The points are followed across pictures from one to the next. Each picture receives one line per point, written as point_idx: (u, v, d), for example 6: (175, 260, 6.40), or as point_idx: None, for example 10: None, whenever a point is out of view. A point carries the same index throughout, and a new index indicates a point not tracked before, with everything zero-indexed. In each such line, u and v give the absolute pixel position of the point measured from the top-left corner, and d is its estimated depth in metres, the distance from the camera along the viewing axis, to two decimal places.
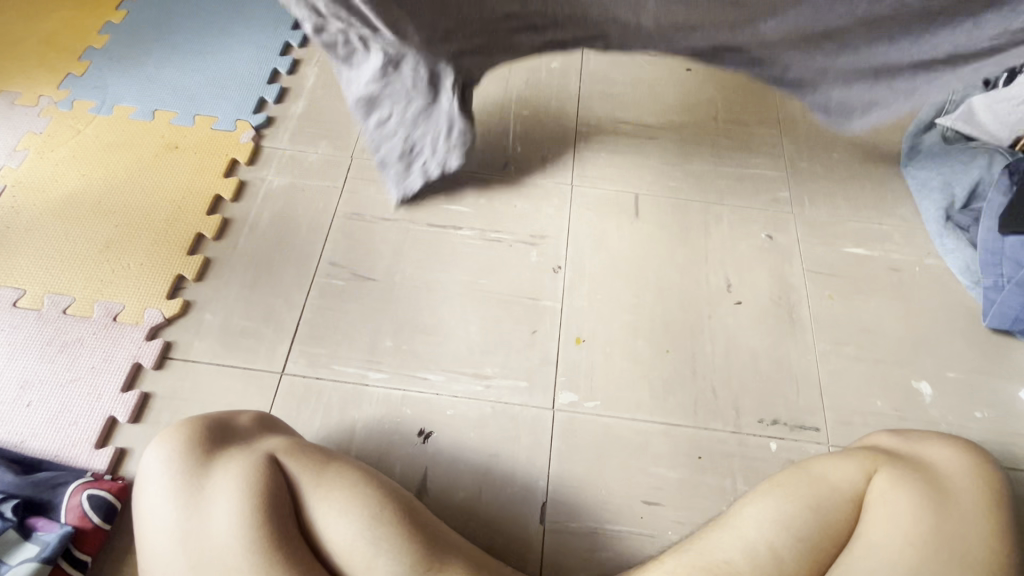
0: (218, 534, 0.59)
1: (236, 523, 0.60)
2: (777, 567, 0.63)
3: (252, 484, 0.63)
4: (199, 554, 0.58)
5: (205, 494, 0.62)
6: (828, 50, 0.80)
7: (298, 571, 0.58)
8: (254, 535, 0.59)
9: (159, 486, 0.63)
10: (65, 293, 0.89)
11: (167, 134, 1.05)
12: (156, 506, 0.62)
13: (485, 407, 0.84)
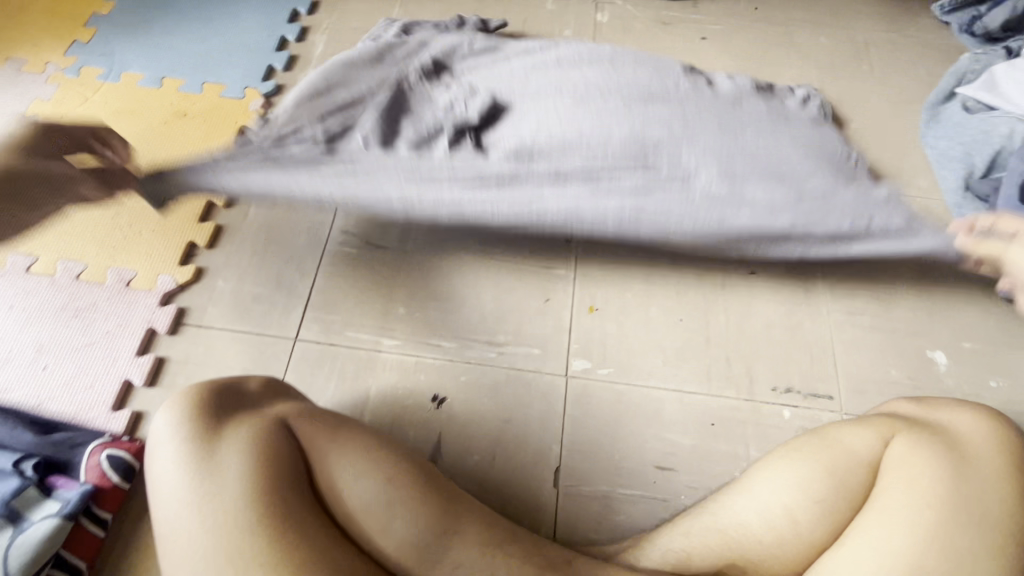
0: (230, 495, 0.58)
1: (248, 482, 0.59)
2: (793, 529, 0.65)
3: (265, 445, 0.62)
4: (211, 515, 0.57)
5: (215, 453, 0.60)
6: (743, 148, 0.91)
7: (315, 531, 0.58)
8: (269, 494, 0.59)
9: (167, 450, 0.61)
10: (78, 259, 0.89)
11: (176, 101, 1.04)
12: (165, 470, 0.60)
13: (498, 373, 0.84)
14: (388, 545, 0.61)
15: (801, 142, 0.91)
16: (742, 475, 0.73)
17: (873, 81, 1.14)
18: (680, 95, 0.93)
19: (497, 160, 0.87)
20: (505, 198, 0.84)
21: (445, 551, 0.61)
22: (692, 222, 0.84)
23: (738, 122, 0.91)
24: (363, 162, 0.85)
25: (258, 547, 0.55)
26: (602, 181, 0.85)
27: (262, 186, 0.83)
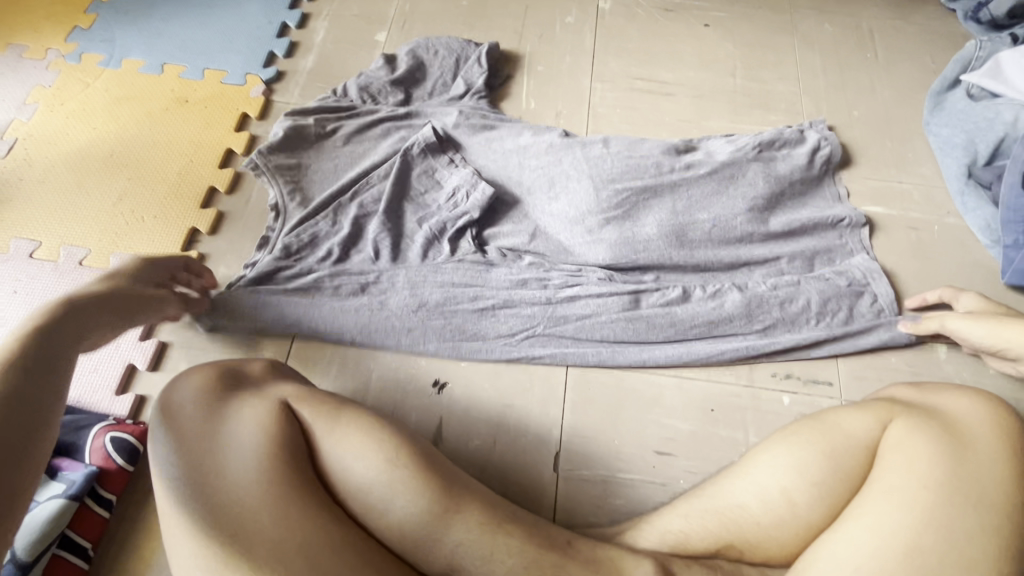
0: (235, 477, 0.59)
1: (252, 464, 0.60)
2: (791, 511, 0.66)
3: (267, 427, 0.63)
4: (217, 496, 0.58)
5: (219, 437, 0.62)
6: (742, 237, 0.91)
7: (315, 510, 0.59)
8: (272, 475, 0.60)
9: (171, 433, 0.62)
10: (81, 245, 0.89)
11: (177, 88, 1.04)
12: (167, 452, 0.61)
13: (498, 358, 0.85)
14: (390, 524, 0.61)
15: (790, 224, 0.92)
16: (740, 459, 0.74)
17: (877, 68, 1.13)
18: (675, 184, 0.93)
19: (499, 267, 0.89)
20: (512, 326, 0.85)
21: (447, 529, 0.61)
22: (694, 351, 0.84)
23: (733, 212, 0.92)
24: (371, 301, 0.86)
25: (262, 526, 0.57)
26: (602, 299, 0.86)
27: (275, 314, 0.84)
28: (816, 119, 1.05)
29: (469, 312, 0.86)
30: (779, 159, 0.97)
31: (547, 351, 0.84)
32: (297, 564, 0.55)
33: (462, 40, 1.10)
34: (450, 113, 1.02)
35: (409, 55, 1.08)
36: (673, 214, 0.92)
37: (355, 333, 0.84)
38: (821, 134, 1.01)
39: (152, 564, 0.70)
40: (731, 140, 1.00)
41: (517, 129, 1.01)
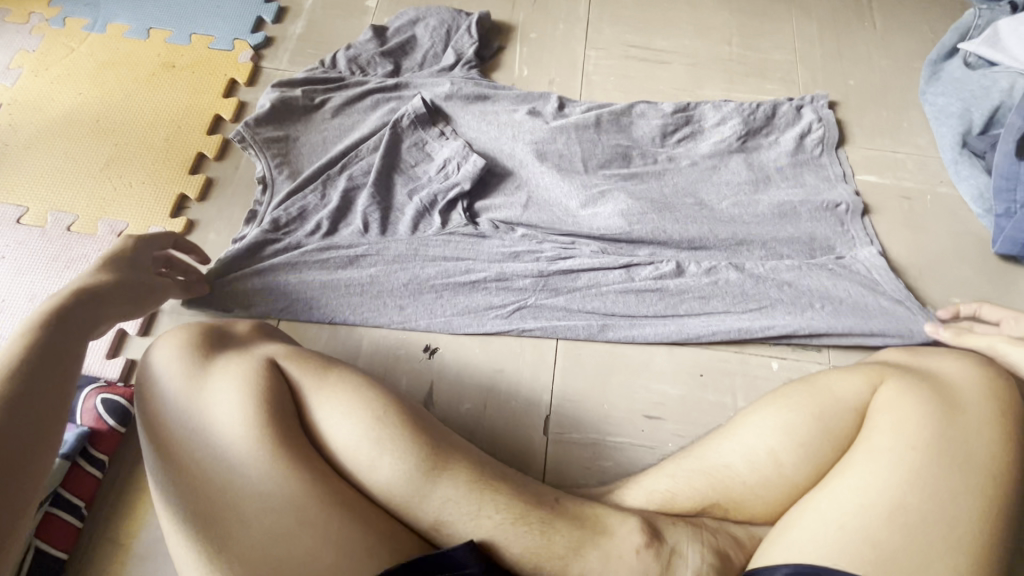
0: (223, 431, 0.61)
1: (238, 422, 0.61)
2: (778, 471, 0.66)
3: (252, 384, 0.63)
4: (210, 448, 0.61)
5: (205, 396, 0.63)
6: (736, 210, 0.91)
7: (303, 468, 0.60)
8: (257, 433, 0.61)
9: (163, 387, 0.64)
10: (68, 211, 0.88)
11: (163, 53, 1.02)
12: (161, 406, 0.63)
13: (488, 327, 0.84)
14: (376, 480, 0.62)
15: (786, 206, 0.91)
16: (728, 422, 0.74)
17: (875, 37, 1.11)
18: (659, 172, 0.94)
19: (491, 240, 0.89)
20: (503, 299, 0.85)
21: (433, 487, 0.62)
22: (686, 330, 0.84)
23: (717, 195, 0.92)
24: (360, 274, 0.86)
25: (250, 480, 0.59)
26: (594, 274, 0.86)
27: (264, 287, 0.84)
28: (817, 94, 1.03)
29: (460, 286, 0.86)
30: (764, 147, 0.97)
31: (541, 323, 0.84)
32: (283, 522, 0.58)
33: (451, 10, 1.07)
34: (438, 85, 1.00)
35: (400, 24, 1.06)
36: (662, 192, 0.92)
37: (348, 306, 0.85)
38: (818, 111, 1.01)
39: (145, 523, 0.70)
40: (722, 121, 0.99)
41: (509, 108, 0.99)
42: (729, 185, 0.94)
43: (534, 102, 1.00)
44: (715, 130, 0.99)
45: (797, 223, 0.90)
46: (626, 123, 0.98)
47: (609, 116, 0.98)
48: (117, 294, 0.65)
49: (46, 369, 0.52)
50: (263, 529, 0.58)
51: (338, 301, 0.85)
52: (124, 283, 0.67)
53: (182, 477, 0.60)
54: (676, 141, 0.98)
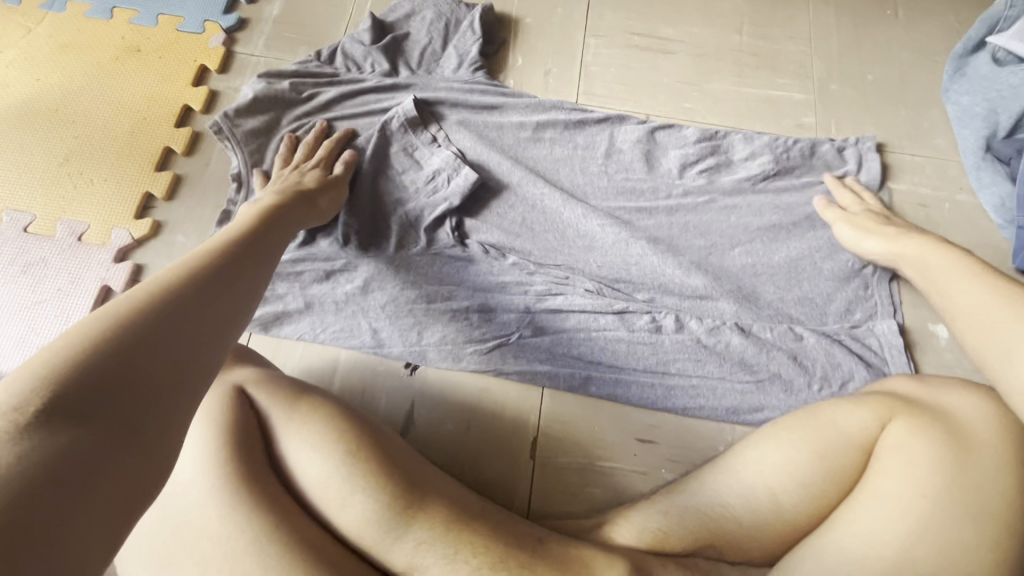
0: (182, 473, 0.56)
1: (199, 462, 0.57)
2: (776, 511, 0.62)
3: (216, 416, 0.59)
4: (169, 495, 0.56)
5: None
6: (744, 251, 0.85)
7: (269, 507, 0.55)
8: (223, 470, 0.56)
9: None
10: (25, 210, 0.82)
11: (129, 35, 0.94)
12: None
13: (468, 363, 0.78)
14: (345, 520, 0.57)
15: (800, 261, 0.85)
16: (723, 454, 0.71)
17: (896, 26, 1.03)
18: (673, 208, 0.88)
19: (478, 266, 0.83)
20: (485, 333, 0.80)
21: (406, 526, 0.57)
22: (673, 398, 0.77)
23: (730, 242, 0.86)
24: (336, 290, 0.81)
25: (211, 522, 0.54)
26: (584, 316, 0.81)
27: None
28: (864, 135, 0.94)
29: (440, 314, 0.80)
30: (797, 189, 0.90)
31: (522, 359, 0.79)
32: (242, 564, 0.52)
33: (450, 1, 0.99)
34: (438, 94, 0.92)
35: (408, 18, 0.98)
36: (670, 229, 0.87)
37: (319, 327, 0.80)
38: (862, 155, 0.92)
39: None
40: (749, 158, 0.91)
41: (515, 137, 0.91)
42: (750, 230, 0.87)
43: (545, 121, 0.91)
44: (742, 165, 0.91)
45: (812, 281, 0.84)
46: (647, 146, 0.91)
47: (630, 138, 0.91)
48: (251, 258, 0.54)
49: (173, 318, 0.41)
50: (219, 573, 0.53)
51: (310, 318, 0.80)
52: (236, 249, 0.53)
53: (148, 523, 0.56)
54: (699, 170, 0.90)
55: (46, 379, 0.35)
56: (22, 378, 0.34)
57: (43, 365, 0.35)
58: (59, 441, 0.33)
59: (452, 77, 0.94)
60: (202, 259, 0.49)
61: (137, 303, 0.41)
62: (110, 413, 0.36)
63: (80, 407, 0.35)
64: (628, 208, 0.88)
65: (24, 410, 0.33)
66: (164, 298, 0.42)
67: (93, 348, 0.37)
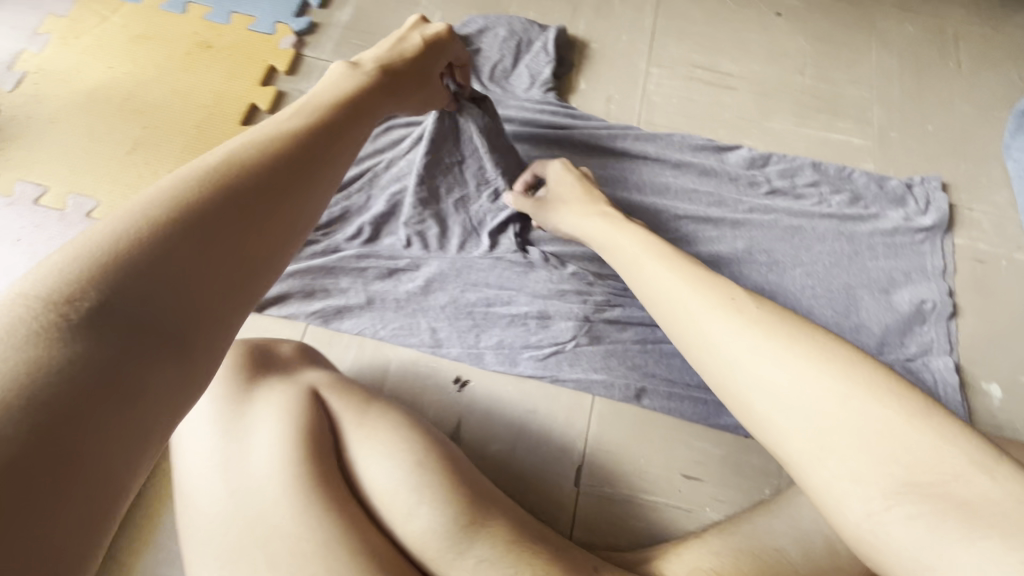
0: (256, 469, 0.56)
1: (277, 463, 0.56)
2: (834, 562, 0.61)
3: (293, 416, 0.59)
4: (239, 489, 0.55)
5: (249, 432, 0.58)
6: (801, 281, 0.85)
7: (340, 512, 0.55)
8: (302, 470, 0.56)
9: (201, 418, 0.59)
10: (90, 196, 0.83)
11: (201, 31, 0.96)
12: (196, 437, 0.58)
13: (526, 367, 0.79)
14: (408, 532, 0.57)
15: (857, 289, 0.85)
16: (773, 499, 0.70)
17: (958, 79, 1.03)
18: (738, 222, 0.88)
19: (538, 273, 0.82)
20: (541, 339, 0.80)
21: (470, 542, 0.56)
22: (724, 416, 0.78)
23: (792, 261, 0.87)
24: (398, 288, 0.80)
25: (280, 520, 0.53)
26: (642, 328, 0.81)
27: (298, 287, 0.80)
28: (929, 174, 0.95)
29: (497, 318, 0.80)
30: (860, 232, 0.89)
31: (579, 368, 0.79)
32: (311, 568, 0.51)
33: (523, 21, 1.00)
34: (508, 113, 0.92)
35: (485, 30, 0.99)
36: (732, 254, 0.86)
37: (378, 324, 0.79)
38: (929, 193, 0.92)
39: (149, 542, 0.68)
40: (813, 185, 0.92)
41: (580, 153, 0.90)
42: (804, 270, 0.86)
43: (611, 138, 0.92)
44: (803, 201, 0.91)
45: (868, 329, 0.83)
46: (710, 168, 0.92)
47: (690, 159, 0.92)
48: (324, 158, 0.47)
49: (225, 225, 0.36)
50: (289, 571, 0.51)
51: (371, 314, 0.80)
52: (302, 148, 0.46)
53: (217, 521, 0.54)
54: (764, 192, 0.91)
55: (88, 275, 0.30)
56: (65, 270, 0.30)
57: (81, 261, 0.30)
58: (100, 347, 0.28)
59: (523, 96, 0.95)
60: (259, 153, 0.42)
61: (187, 202, 0.36)
62: (152, 313, 0.31)
63: (122, 309, 0.30)
64: (690, 228, 0.87)
65: (69, 305, 0.28)
66: (213, 198, 0.37)
67: (139, 242, 0.32)
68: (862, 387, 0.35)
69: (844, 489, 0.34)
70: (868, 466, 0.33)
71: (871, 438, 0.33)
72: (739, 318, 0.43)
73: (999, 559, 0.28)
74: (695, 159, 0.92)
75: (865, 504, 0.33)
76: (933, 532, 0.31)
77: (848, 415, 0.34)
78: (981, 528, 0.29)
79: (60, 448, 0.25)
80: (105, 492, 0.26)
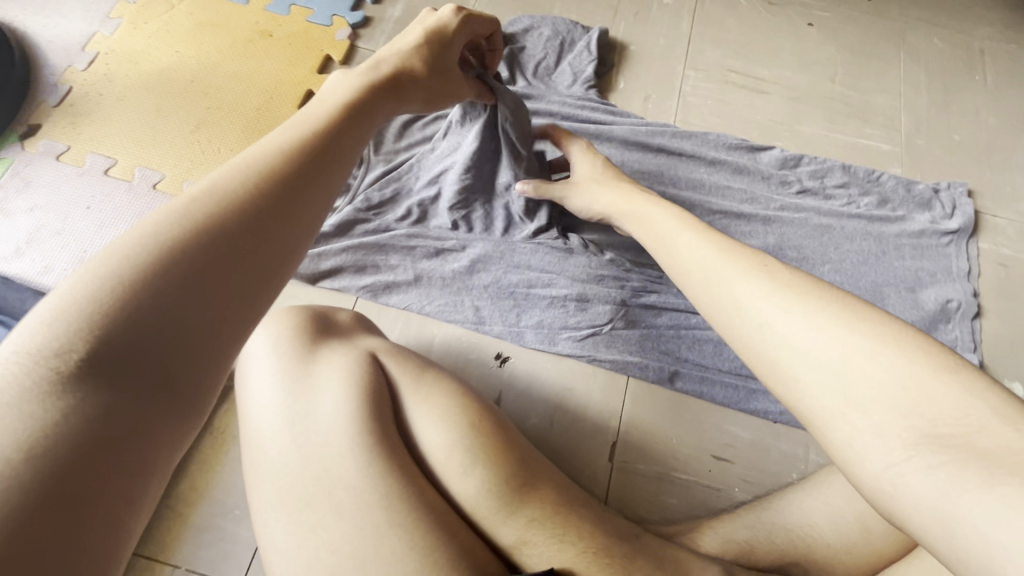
0: (322, 422, 0.59)
1: (342, 418, 0.59)
2: (865, 537, 0.63)
3: (356, 375, 0.63)
4: (304, 440, 0.58)
5: (314, 388, 0.61)
6: (830, 277, 0.88)
7: (399, 465, 0.59)
8: (365, 425, 0.59)
9: (268, 372, 0.63)
10: (156, 169, 0.88)
11: (262, 21, 1.01)
12: (263, 390, 0.62)
13: (564, 346, 0.82)
14: (460, 490, 0.60)
15: (884, 287, 0.88)
16: (803, 480, 0.72)
17: (984, 92, 1.07)
18: (771, 218, 0.91)
19: (577, 259, 0.85)
20: (579, 321, 0.83)
21: (520, 503, 0.60)
22: (754, 401, 0.81)
23: (822, 257, 0.90)
24: (444, 267, 0.85)
25: (346, 471, 0.57)
26: (676, 314, 0.84)
27: (350, 262, 0.84)
28: (955, 181, 0.98)
29: (538, 300, 0.84)
30: (888, 232, 0.92)
31: (615, 348, 0.82)
32: (374, 516, 0.54)
33: (567, 22, 1.05)
34: (552, 107, 0.96)
35: (531, 29, 1.04)
36: (764, 248, 0.90)
37: (424, 300, 0.83)
38: (955, 199, 0.95)
39: (204, 494, 0.72)
40: (843, 187, 0.96)
41: (620, 147, 0.94)
42: (832, 266, 0.89)
43: (649, 135, 0.96)
44: (832, 201, 0.95)
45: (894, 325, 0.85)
46: (744, 166, 0.95)
47: (725, 158, 0.95)
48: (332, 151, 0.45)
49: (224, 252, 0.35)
50: (351, 519, 0.54)
51: (418, 291, 0.84)
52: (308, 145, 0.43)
53: (282, 467, 0.58)
54: (795, 191, 0.95)
55: (81, 325, 0.30)
56: (56, 322, 0.30)
57: (78, 306, 0.30)
58: (97, 399, 0.29)
59: (566, 92, 0.99)
60: (260, 167, 0.40)
61: (177, 233, 0.34)
62: (146, 360, 0.30)
63: (115, 357, 0.30)
64: (725, 222, 0.90)
65: (64, 358, 0.29)
66: (209, 225, 0.35)
67: (127, 284, 0.31)
68: (898, 347, 0.35)
69: (865, 443, 0.33)
70: (887, 417, 0.33)
71: (895, 391, 0.33)
72: (771, 283, 0.43)
73: (1017, 507, 0.28)
74: (730, 157, 0.96)
75: (885, 454, 0.32)
76: (950, 482, 0.30)
77: (877, 367, 0.35)
78: (1002, 475, 0.29)
79: (66, 506, 0.26)
80: (112, 540, 0.28)
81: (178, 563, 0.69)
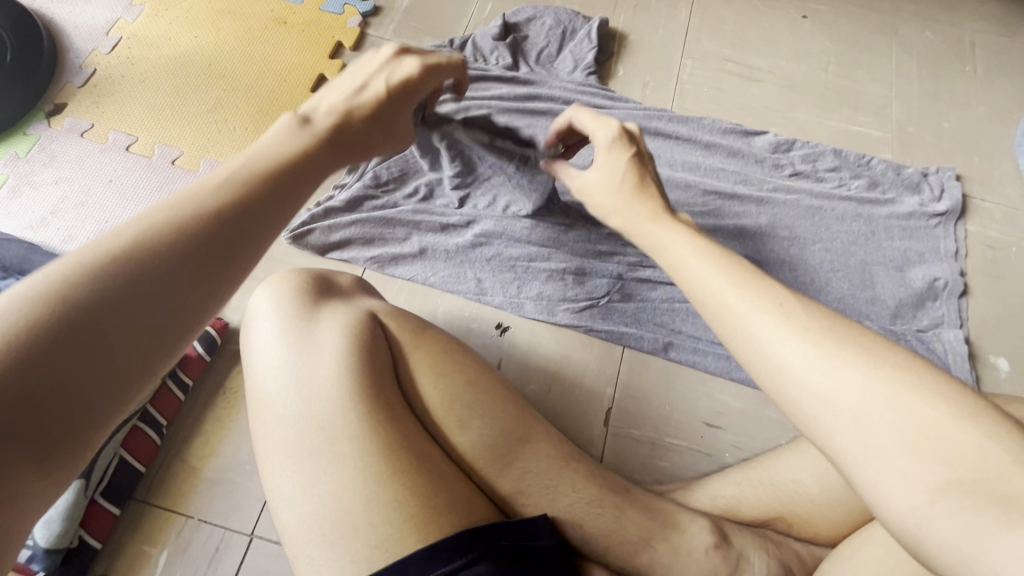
0: (323, 371, 0.62)
1: (342, 369, 0.62)
2: (847, 493, 0.66)
3: (359, 331, 0.66)
4: (308, 389, 0.61)
5: (318, 343, 0.64)
6: (823, 254, 0.92)
7: (399, 415, 0.62)
8: (368, 376, 0.62)
9: (271, 329, 0.66)
10: (174, 146, 0.92)
11: (277, 9, 1.05)
12: (267, 345, 0.65)
13: (563, 317, 0.85)
14: (461, 443, 0.64)
15: (873, 265, 0.91)
16: (789, 443, 0.75)
17: (974, 81, 1.10)
18: (763, 199, 0.94)
19: (579, 233, 0.88)
20: (577, 294, 0.86)
21: (516, 455, 0.64)
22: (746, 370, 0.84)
23: (813, 236, 0.93)
24: (448, 241, 0.88)
25: (348, 420, 0.59)
26: (672, 288, 0.87)
27: (359, 235, 0.89)
28: (945, 166, 1.01)
29: (538, 273, 0.87)
30: (878, 213, 0.95)
31: (612, 320, 0.85)
32: (377, 465, 0.57)
33: (569, 11, 1.09)
34: (554, 90, 1.00)
35: (536, 19, 1.08)
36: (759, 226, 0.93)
37: (429, 272, 0.88)
38: (944, 182, 0.98)
39: (215, 451, 0.76)
40: (834, 170, 0.99)
41: None
42: (824, 244, 0.92)
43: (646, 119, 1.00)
44: (824, 183, 0.98)
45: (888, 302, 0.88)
46: (737, 149, 0.99)
47: (720, 141, 0.99)
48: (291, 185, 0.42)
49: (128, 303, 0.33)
50: (353, 466, 0.57)
51: (423, 263, 0.88)
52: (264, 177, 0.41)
53: (285, 417, 0.61)
54: (787, 174, 0.98)
55: None
56: None
57: None
58: None
59: (567, 78, 1.03)
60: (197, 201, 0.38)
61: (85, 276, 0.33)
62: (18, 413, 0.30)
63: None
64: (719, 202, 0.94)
65: None
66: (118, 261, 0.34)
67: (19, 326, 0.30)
68: None
69: (892, 487, 0.32)
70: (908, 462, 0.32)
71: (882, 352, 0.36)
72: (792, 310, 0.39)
73: None
74: (724, 141, 1.00)
75: (910, 497, 0.32)
76: (973, 531, 0.30)
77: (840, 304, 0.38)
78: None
79: None
80: None
81: (189, 515, 0.72)
